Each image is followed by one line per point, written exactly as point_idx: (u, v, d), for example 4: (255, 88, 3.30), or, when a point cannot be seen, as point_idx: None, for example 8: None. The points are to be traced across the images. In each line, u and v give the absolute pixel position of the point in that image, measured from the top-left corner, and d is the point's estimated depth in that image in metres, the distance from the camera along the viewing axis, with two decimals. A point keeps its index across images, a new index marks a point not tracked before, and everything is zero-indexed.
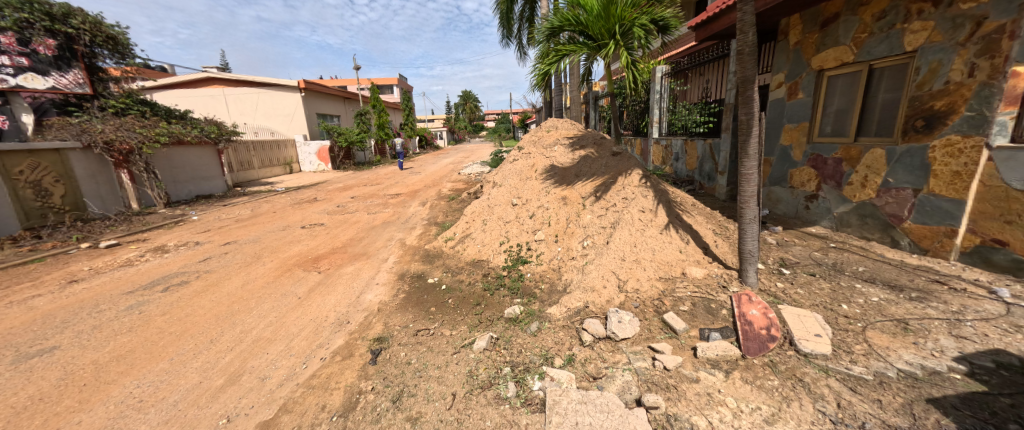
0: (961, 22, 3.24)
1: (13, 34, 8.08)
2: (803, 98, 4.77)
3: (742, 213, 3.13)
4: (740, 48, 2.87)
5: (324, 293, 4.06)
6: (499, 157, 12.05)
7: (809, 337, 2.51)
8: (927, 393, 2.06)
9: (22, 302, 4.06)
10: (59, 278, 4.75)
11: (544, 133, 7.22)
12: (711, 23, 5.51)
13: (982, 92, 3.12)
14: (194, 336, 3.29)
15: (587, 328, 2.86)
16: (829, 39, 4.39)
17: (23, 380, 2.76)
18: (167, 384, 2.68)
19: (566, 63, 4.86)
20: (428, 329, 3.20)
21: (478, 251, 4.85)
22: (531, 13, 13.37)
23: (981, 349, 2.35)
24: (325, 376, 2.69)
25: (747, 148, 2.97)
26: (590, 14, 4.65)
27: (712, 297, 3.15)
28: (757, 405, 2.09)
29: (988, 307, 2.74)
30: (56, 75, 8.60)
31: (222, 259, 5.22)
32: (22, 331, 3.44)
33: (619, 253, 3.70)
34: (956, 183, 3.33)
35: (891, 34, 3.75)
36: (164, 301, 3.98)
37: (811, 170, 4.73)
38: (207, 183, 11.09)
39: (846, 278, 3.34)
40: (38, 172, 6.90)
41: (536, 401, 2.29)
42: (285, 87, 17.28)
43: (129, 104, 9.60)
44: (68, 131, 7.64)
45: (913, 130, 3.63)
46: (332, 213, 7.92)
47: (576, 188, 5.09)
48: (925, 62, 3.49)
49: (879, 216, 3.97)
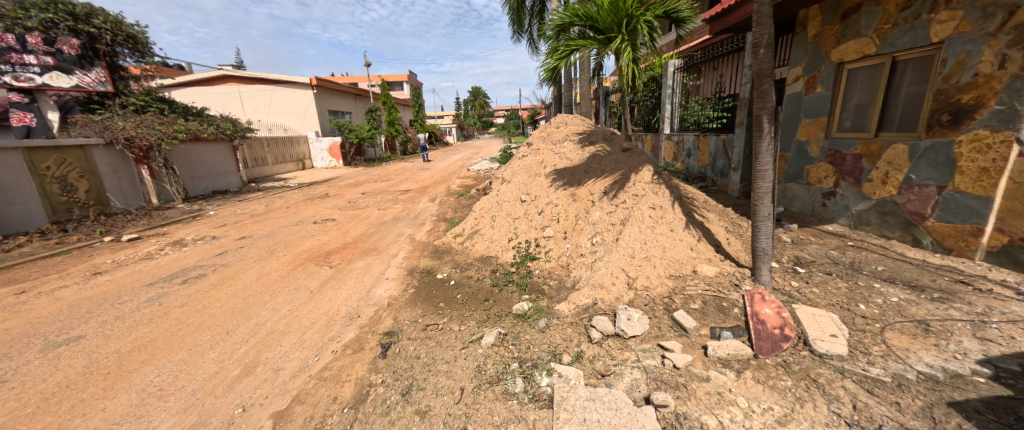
0: (991, 11, 3.10)
1: (38, 33, 8.24)
2: (822, 92, 4.64)
3: (756, 211, 3.06)
4: (756, 41, 2.79)
5: (335, 287, 4.14)
6: (508, 153, 12.03)
7: (825, 337, 2.45)
8: (949, 396, 2.00)
9: (49, 293, 4.23)
10: (84, 270, 4.92)
11: (554, 129, 7.19)
12: (726, 16, 5.41)
13: (1013, 84, 2.99)
14: (210, 328, 3.37)
15: (595, 325, 2.85)
16: (850, 31, 4.24)
17: (51, 367, 2.87)
18: (185, 374, 2.76)
19: (577, 58, 4.72)
20: (437, 324, 3.23)
21: (487, 247, 4.87)
22: (541, 7, 13.19)
23: (1007, 352, 2.26)
24: (337, 368, 2.73)
25: (761, 144, 2.90)
26: (600, 8, 4.60)
27: (723, 296, 3.10)
28: (770, 406, 2.05)
29: (1015, 309, 2.64)
30: (79, 74, 8.86)
31: (238, 253, 5.35)
32: (49, 321, 3.58)
33: (629, 250, 3.66)
34: (983, 179, 3.21)
35: (916, 24, 3.61)
36: (182, 293, 4.10)
37: (829, 166, 4.60)
38: (223, 179, 11.35)
39: (864, 278, 3.25)
40: (63, 168, 7.15)
41: (544, 397, 2.29)
42: (298, 84, 17.53)
43: (148, 101, 9.97)
44: (91, 128, 7.82)
45: (937, 125, 3.50)
46: (342, 209, 8.03)
47: (585, 185, 5.03)
48: (953, 53, 3.35)
49: (900, 214, 3.85)
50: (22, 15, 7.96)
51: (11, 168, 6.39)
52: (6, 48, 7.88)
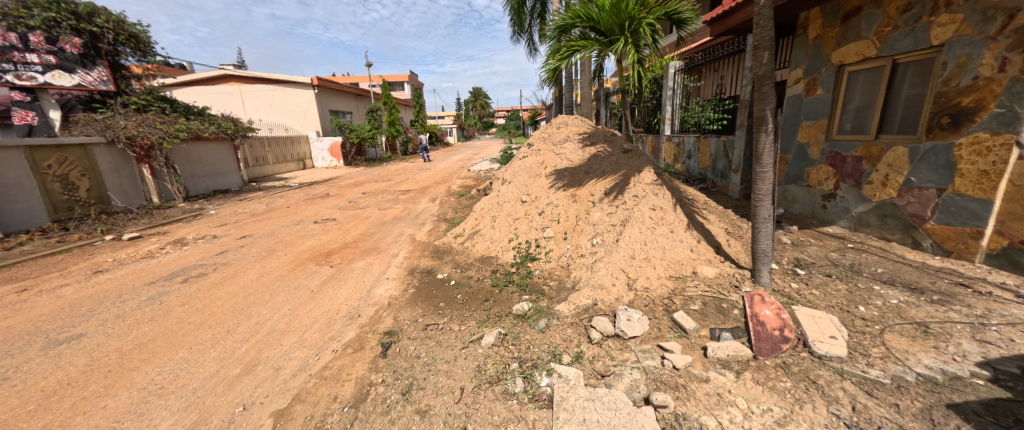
0: (991, 14, 3.11)
1: (41, 32, 8.26)
2: (822, 94, 4.64)
3: (756, 212, 3.06)
4: (757, 43, 2.80)
5: (335, 286, 4.14)
6: (508, 154, 12.04)
7: (824, 339, 2.46)
8: (948, 398, 2.00)
9: (50, 291, 4.23)
10: (85, 268, 4.93)
11: (555, 130, 7.20)
12: (727, 18, 5.42)
13: (1013, 88, 2.99)
14: (211, 327, 3.38)
15: (595, 326, 2.85)
16: (851, 34, 4.25)
17: (52, 365, 2.88)
18: (186, 372, 2.76)
19: (578, 58, 4.75)
20: (437, 324, 3.23)
21: (487, 247, 4.87)
22: (542, 8, 13.20)
23: (1006, 355, 2.26)
24: (337, 367, 2.74)
25: (761, 145, 2.90)
26: (602, 10, 4.60)
27: (723, 297, 3.11)
28: (769, 407, 2.06)
29: (1014, 312, 2.64)
30: (81, 73, 8.85)
31: (239, 252, 5.35)
32: (50, 319, 3.59)
33: (630, 251, 3.66)
34: (983, 182, 3.22)
35: (916, 27, 3.61)
36: (183, 292, 4.11)
37: (830, 168, 4.60)
38: (224, 178, 11.37)
39: (863, 280, 3.25)
40: (65, 167, 7.17)
41: (544, 397, 2.30)
42: (299, 84, 17.56)
43: (150, 101, 9.99)
44: (93, 127, 7.83)
45: (938, 127, 3.51)
46: (343, 209, 8.04)
47: (586, 186, 5.04)
48: (953, 57, 3.36)
49: (900, 216, 3.85)
50: (24, 14, 8.00)
51: (12, 166, 6.41)
52: (8, 46, 7.96)
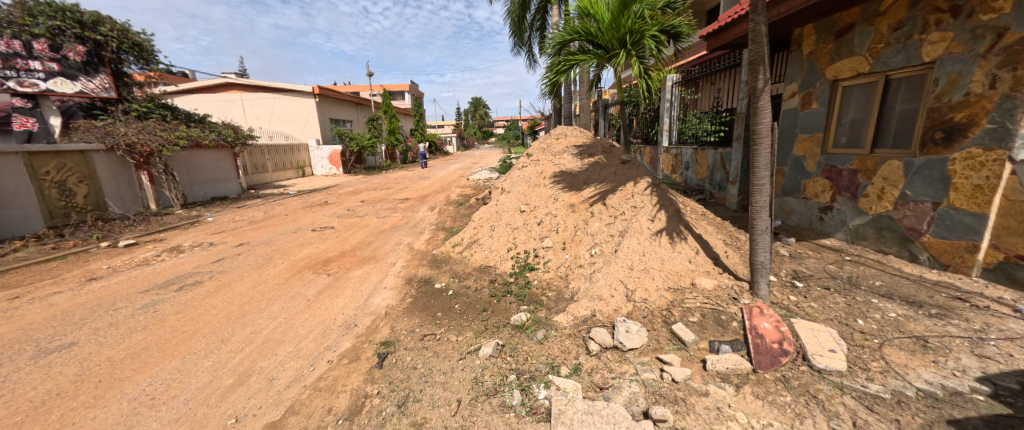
0: (980, 32, 3.18)
1: (45, 40, 8.36)
2: (817, 108, 4.71)
3: (754, 224, 3.07)
4: (751, 58, 2.84)
5: (332, 295, 4.11)
6: (507, 163, 12.10)
7: (823, 352, 2.45)
8: (948, 414, 1.99)
9: (43, 298, 4.18)
10: (79, 275, 4.89)
11: (554, 140, 7.24)
12: (723, 33, 5.49)
13: (1004, 104, 3.04)
14: (206, 336, 3.35)
15: (594, 337, 2.83)
16: (844, 50, 4.34)
17: (41, 375, 2.82)
18: (178, 382, 2.72)
19: (577, 72, 4.89)
20: (434, 334, 3.21)
21: (485, 257, 4.86)
22: (541, 22, 13.45)
23: (1006, 370, 2.25)
24: (332, 378, 2.71)
25: (758, 158, 2.93)
26: (601, 24, 4.70)
27: (721, 309, 3.10)
28: (769, 422, 2.04)
29: (1012, 327, 2.64)
30: (84, 80, 8.89)
31: (235, 260, 5.32)
32: (42, 327, 3.55)
33: (627, 262, 3.67)
34: (977, 196, 3.24)
35: (908, 44, 3.69)
36: (177, 300, 4.06)
37: (825, 181, 4.65)
38: (223, 185, 11.37)
39: (861, 293, 3.24)
40: (63, 173, 7.16)
41: (541, 410, 2.27)
42: (300, 93, 17.75)
43: (151, 107, 10.00)
44: (93, 134, 7.88)
45: (931, 142, 3.55)
46: (342, 217, 8.02)
47: (583, 195, 5.08)
48: (945, 73, 3.43)
49: (896, 229, 3.88)
50: (28, 22, 8.16)
51: (11, 172, 6.43)
52: (11, 53, 8.10)
